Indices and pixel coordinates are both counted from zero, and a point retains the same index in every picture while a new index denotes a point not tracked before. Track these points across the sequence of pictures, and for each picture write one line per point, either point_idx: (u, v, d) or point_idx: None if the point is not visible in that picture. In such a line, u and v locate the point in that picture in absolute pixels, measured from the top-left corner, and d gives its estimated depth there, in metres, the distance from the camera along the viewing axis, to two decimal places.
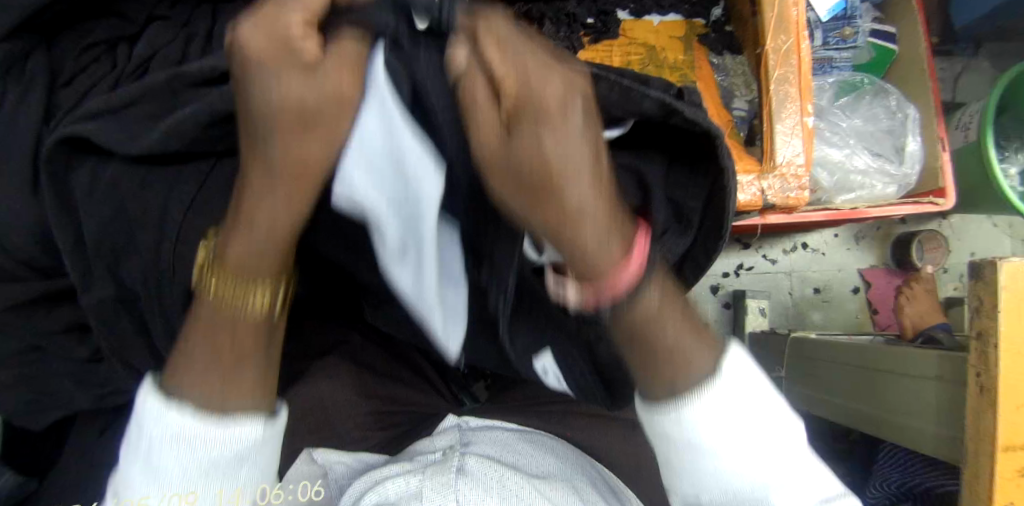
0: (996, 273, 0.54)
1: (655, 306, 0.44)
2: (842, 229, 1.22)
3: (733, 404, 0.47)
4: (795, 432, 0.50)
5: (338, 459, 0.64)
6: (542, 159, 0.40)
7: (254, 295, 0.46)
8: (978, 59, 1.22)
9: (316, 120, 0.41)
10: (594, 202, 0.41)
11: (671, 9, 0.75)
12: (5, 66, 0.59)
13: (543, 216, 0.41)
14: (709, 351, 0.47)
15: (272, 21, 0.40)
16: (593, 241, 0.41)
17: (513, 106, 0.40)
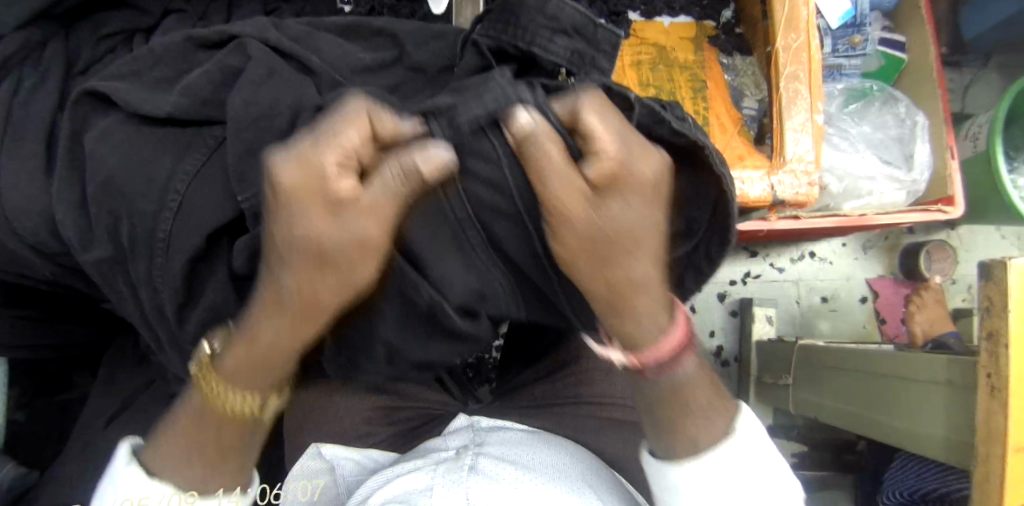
0: (1005, 273, 0.53)
1: (693, 371, 0.48)
2: (850, 239, 1.22)
3: (742, 464, 0.48)
4: (788, 488, 0.51)
5: (346, 455, 0.68)
6: (630, 234, 0.40)
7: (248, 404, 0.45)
8: (986, 71, 1.23)
9: (334, 256, 0.38)
10: (646, 277, 0.42)
11: (683, 12, 0.76)
12: (23, 53, 0.60)
13: (605, 286, 0.42)
14: (724, 411, 0.49)
15: (309, 158, 0.35)
16: (646, 311, 0.43)
17: (610, 191, 0.38)
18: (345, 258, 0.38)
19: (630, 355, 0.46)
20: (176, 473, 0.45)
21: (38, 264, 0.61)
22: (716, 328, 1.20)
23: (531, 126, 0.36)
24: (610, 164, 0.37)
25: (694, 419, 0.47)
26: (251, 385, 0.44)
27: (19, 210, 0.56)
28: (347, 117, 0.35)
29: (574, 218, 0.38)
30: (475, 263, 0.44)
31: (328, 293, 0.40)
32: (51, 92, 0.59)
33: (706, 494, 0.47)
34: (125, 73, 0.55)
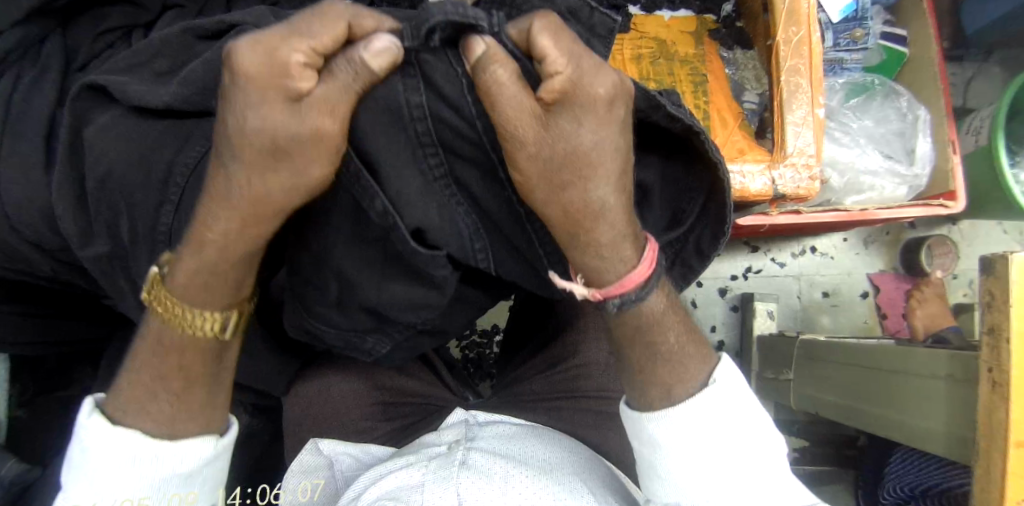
0: (1006, 267, 0.53)
1: (660, 307, 0.48)
2: (851, 234, 1.21)
3: (717, 413, 0.49)
4: (768, 444, 0.52)
5: (344, 450, 0.67)
6: (584, 158, 0.38)
7: (200, 319, 0.47)
8: (989, 65, 1.23)
9: (288, 153, 0.37)
10: (607, 206, 0.41)
11: (683, 5, 0.76)
12: (22, 49, 0.60)
13: (562, 212, 0.41)
14: (701, 361, 0.51)
15: (273, 47, 0.33)
16: (607, 238, 0.42)
17: (563, 111, 0.36)
18: (298, 155, 0.37)
19: (593, 289, 0.45)
20: (146, 418, 0.48)
21: (38, 260, 0.62)
22: (717, 322, 1.20)
23: (488, 48, 0.34)
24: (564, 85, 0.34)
25: (666, 366, 0.49)
26: (206, 302, 0.46)
27: (19, 207, 0.57)
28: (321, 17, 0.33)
29: (525, 138, 0.36)
30: (432, 187, 0.43)
31: (279, 191, 0.39)
32: (50, 88, 0.59)
33: (683, 440, 0.49)
34: (122, 67, 0.55)
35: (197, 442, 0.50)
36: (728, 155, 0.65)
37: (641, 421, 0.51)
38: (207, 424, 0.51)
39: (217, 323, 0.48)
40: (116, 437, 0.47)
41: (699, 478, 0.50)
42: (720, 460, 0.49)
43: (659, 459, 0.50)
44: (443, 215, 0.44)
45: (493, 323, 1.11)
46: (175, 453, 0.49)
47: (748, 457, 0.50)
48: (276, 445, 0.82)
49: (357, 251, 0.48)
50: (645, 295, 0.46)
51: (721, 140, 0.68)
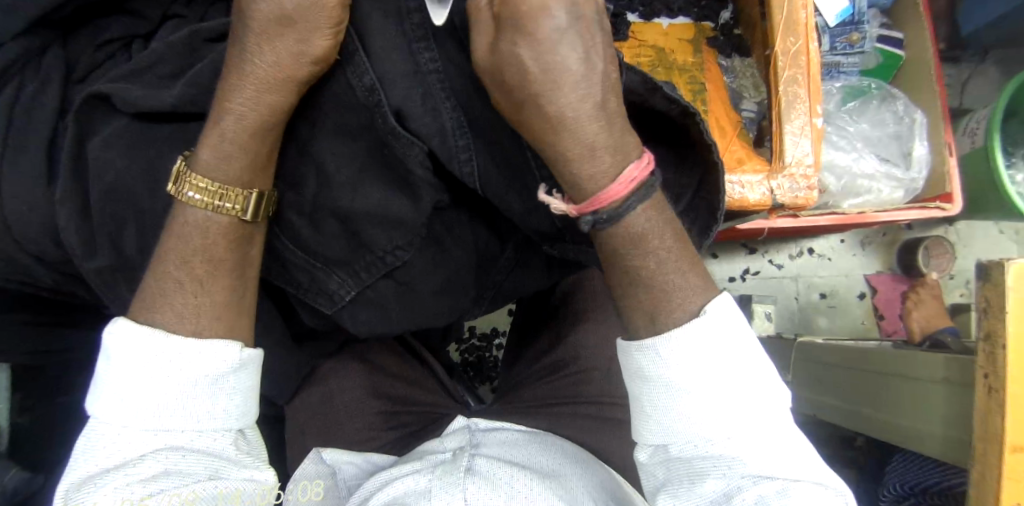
0: (1003, 274, 0.54)
1: (642, 225, 0.43)
2: (848, 235, 1.22)
3: (711, 345, 0.44)
4: (776, 394, 0.47)
5: (348, 459, 0.68)
6: (546, 67, 0.39)
7: (219, 202, 0.46)
8: (984, 66, 1.23)
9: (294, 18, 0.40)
10: (586, 113, 0.40)
11: (681, 13, 0.76)
12: (22, 63, 0.60)
13: (534, 123, 0.41)
14: (701, 287, 0.46)
15: None
16: (579, 151, 0.41)
17: (504, 7, 0.38)
18: (302, 22, 0.40)
19: (568, 203, 0.43)
20: (171, 317, 0.46)
21: (39, 270, 0.62)
22: None
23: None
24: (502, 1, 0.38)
25: (651, 293, 0.45)
26: (227, 178, 0.46)
27: (23, 218, 0.57)
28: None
29: (481, 49, 0.40)
30: (416, 77, 0.43)
31: (285, 57, 0.41)
32: (52, 99, 0.59)
33: (683, 374, 0.44)
34: (124, 79, 0.55)
35: (222, 344, 0.46)
36: (727, 164, 0.66)
37: (630, 352, 0.47)
38: (230, 330, 0.48)
39: (241, 203, 0.47)
40: (141, 338, 0.45)
41: (701, 419, 0.45)
42: (718, 393, 0.44)
43: (649, 393, 0.46)
44: (427, 108, 0.44)
45: (493, 327, 1.11)
46: (199, 354, 0.45)
47: (751, 402, 0.45)
48: (277, 450, 0.82)
49: (338, 141, 0.48)
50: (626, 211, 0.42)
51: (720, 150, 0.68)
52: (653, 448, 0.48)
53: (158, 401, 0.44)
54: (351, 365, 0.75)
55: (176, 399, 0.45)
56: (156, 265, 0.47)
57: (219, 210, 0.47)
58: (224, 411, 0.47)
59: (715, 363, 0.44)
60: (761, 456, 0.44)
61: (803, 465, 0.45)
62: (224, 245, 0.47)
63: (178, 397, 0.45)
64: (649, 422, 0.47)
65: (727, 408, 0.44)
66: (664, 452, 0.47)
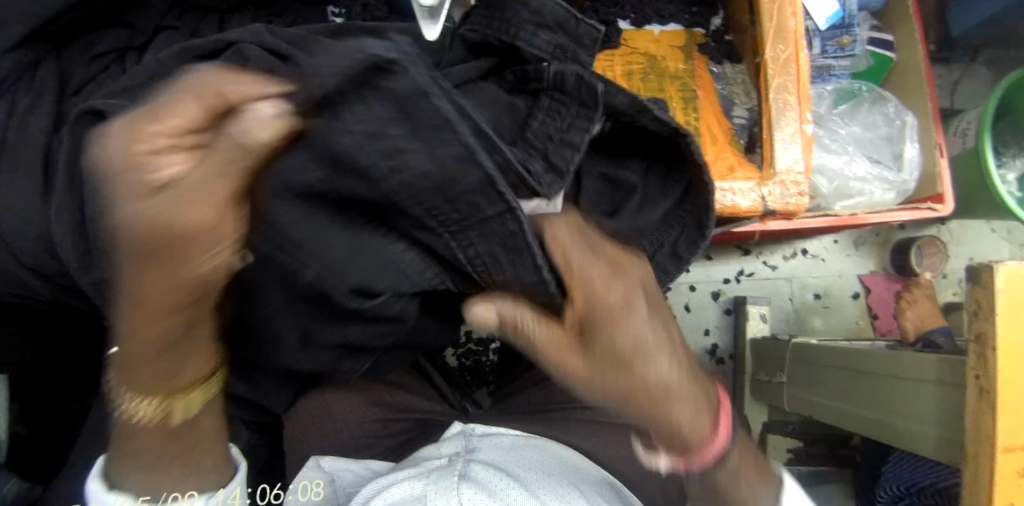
0: (992, 277, 0.54)
1: (737, 459, 0.51)
2: (841, 236, 1.23)
3: None
4: None
5: (344, 466, 0.67)
6: (635, 345, 0.44)
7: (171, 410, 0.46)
8: (975, 66, 1.24)
9: (177, 243, 0.34)
10: (672, 377, 0.45)
11: (672, 20, 0.77)
12: (16, 76, 0.60)
13: (635, 404, 0.45)
14: (768, 488, 0.53)
15: (137, 132, 0.33)
16: (683, 418, 0.46)
17: (584, 322, 0.44)
18: (188, 240, 0.34)
19: (676, 461, 0.49)
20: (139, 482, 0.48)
21: (34, 284, 0.62)
22: (711, 326, 1.21)
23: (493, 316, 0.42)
24: (584, 310, 0.44)
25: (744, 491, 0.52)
26: (157, 386, 0.44)
27: (17, 231, 0.57)
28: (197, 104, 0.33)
29: (571, 367, 0.44)
30: (359, 246, 0.50)
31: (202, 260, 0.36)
32: (46, 112, 0.59)
33: None
34: (118, 93, 0.55)
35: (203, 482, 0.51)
36: (719, 172, 0.66)
37: None
38: (201, 473, 0.51)
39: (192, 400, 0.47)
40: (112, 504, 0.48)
41: None
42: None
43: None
44: (370, 263, 0.51)
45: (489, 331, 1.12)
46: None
47: None
48: (276, 458, 0.82)
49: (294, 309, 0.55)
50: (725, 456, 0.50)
51: (711, 157, 0.68)
52: None
53: None
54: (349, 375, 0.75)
55: None
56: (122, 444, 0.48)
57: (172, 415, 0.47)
58: None
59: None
60: None
61: None
62: (164, 438, 0.47)
63: None
64: None
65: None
66: None
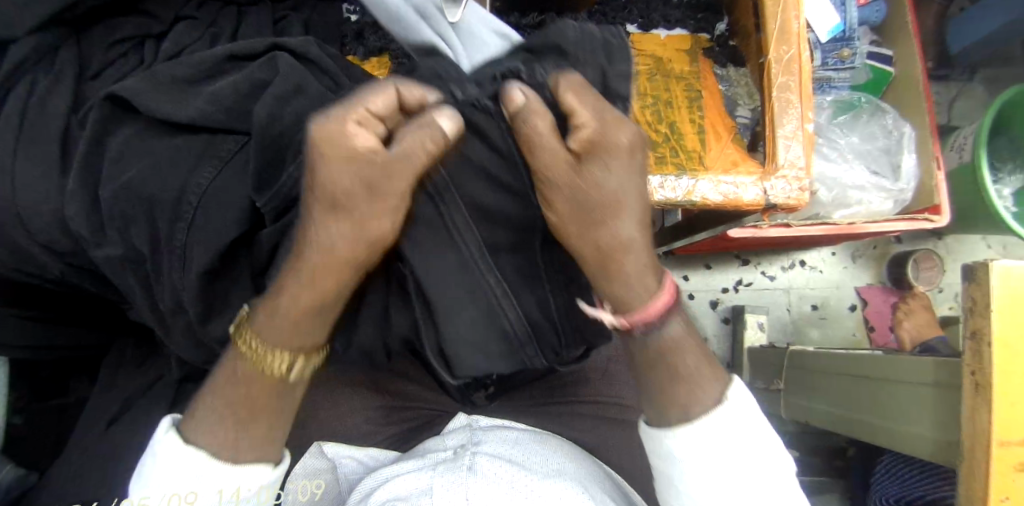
0: (988, 275, 0.55)
1: (678, 332, 0.53)
2: (839, 248, 1.25)
3: (730, 450, 0.52)
4: (782, 464, 0.55)
5: (348, 454, 0.71)
6: (604, 238, 0.49)
7: (274, 360, 0.51)
8: (972, 84, 1.27)
9: (347, 205, 0.45)
10: (639, 236, 0.50)
11: (678, 25, 0.79)
12: (36, 58, 0.61)
13: (589, 252, 0.50)
14: (715, 380, 0.54)
15: (345, 139, 0.43)
16: (633, 268, 0.50)
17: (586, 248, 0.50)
18: (356, 212, 0.45)
19: (620, 317, 0.52)
20: (212, 440, 0.51)
21: (49, 263, 0.62)
22: (708, 334, 1.22)
23: (528, 102, 0.45)
24: (596, 132, 0.47)
25: (683, 386, 0.53)
26: (279, 342, 0.51)
27: (33, 209, 0.57)
28: (377, 87, 0.44)
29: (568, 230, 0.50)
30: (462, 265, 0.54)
31: (343, 241, 0.46)
32: (65, 93, 0.61)
33: (705, 460, 0.52)
34: (140, 81, 0.57)
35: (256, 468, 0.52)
36: (721, 167, 0.68)
37: (661, 440, 0.54)
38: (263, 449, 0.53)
39: (287, 365, 0.52)
40: (188, 456, 0.50)
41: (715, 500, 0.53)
42: (730, 474, 0.52)
43: (670, 471, 0.54)
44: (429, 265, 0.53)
45: None
46: (232, 472, 0.51)
47: (759, 475, 0.53)
48: None
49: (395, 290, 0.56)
50: (664, 324, 0.52)
51: (714, 154, 0.70)
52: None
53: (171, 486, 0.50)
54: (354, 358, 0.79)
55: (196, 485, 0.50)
56: (201, 404, 0.53)
57: (273, 366, 0.51)
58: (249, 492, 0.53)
59: (728, 446, 0.52)
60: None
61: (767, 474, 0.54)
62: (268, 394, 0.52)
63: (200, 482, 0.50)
64: (674, 493, 0.55)
65: (740, 491, 0.53)
66: None
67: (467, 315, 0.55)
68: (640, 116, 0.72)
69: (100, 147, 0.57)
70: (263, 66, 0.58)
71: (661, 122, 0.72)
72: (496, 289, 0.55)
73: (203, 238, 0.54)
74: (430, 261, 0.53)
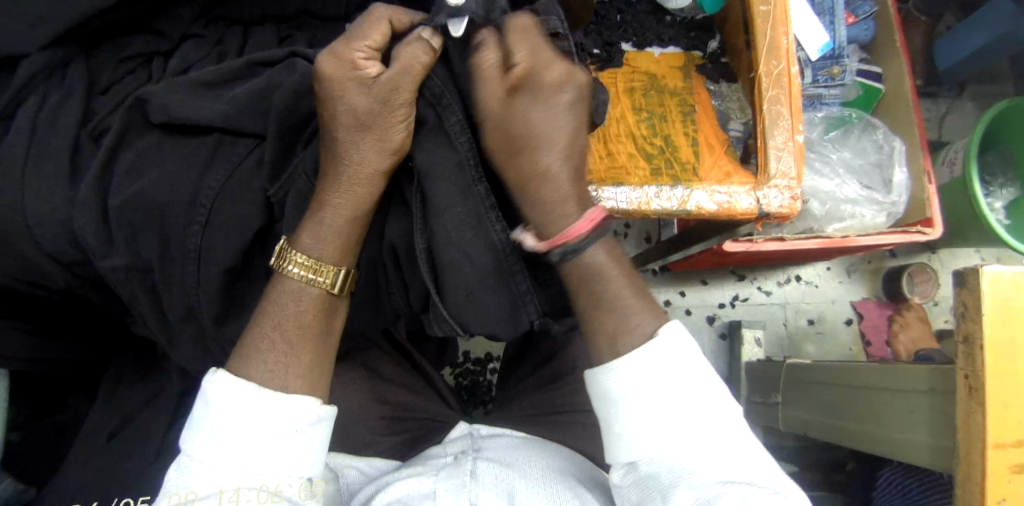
0: (978, 280, 0.56)
1: (600, 258, 0.56)
2: (834, 263, 1.26)
3: (666, 385, 0.53)
4: (730, 417, 0.55)
5: (349, 464, 0.71)
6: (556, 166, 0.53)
7: (321, 275, 0.55)
8: (961, 100, 1.30)
9: (369, 122, 0.52)
10: None
11: (671, 42, 0.81)
12: (48, 74, 0.63)
13: (530, 178, 0.53)
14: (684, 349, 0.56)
15: (344, 65, 0.51)
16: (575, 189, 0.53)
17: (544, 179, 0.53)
18: (376, 126, 0.52)
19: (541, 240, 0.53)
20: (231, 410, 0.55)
21: (58, 272, 0.64)
22: (705, 351, 1.23)
23: (498, 34, 0.53)
24: (529, 67, 0.52)
25: (611, 316, 0.56)
26: (323, 255, 0.55)
27: (46, 217, 0.60)
28: (372, 22, 0.52)
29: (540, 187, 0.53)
30: (463, 167, 0.56)
31: (370, 156, 0.53)
32: (76, 107, 0.63)
33: (642, 399, 0.53)
34: (149, 95, 0.59)
35: (306, 400, 0.54)
36: (716, 178, 0.70)
37: (597, 379, 0.56)
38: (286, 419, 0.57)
39: (333, 279, 0.56)
40: (245, 391, 0.51)
41: (662, 442, 0.53)
42: (671, 419, 0.53)
43: (611, 414, 0.55)
44: (439, 158, 0.55)
45: (486, 351, 1.09)
46: (288, 408, 0.52)
47: (707, 427, 0.53)
48: None
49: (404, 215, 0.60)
50: (586, 246, 0.54)
51: (708, 165, 0.72)
52: (622, 466, 0.56)
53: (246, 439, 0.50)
54: (355, 373, 0.79)
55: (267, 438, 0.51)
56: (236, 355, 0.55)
57: (320, 283, 0.56)
58: (312, 443, 0.54)
59: (665, 384, 0.53)
60: (715, 466, 0.51)
61: (714, 420, 0.53)
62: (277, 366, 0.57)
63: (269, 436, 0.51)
64: (617, 442, 0.55)
65: (684, 428, 0.52)
66: (635, 470, 0.54)
67: (461, 215, 0.55)
68: (635, 130, 0.74)
69: (111, 158, 0.59)
70: (269, 75, 0.59)
71: (655, 135, 0.74)
72: (486, 200, 0.56)
73: (220, 237, 0.58)
74: (433, 150, 0.55)
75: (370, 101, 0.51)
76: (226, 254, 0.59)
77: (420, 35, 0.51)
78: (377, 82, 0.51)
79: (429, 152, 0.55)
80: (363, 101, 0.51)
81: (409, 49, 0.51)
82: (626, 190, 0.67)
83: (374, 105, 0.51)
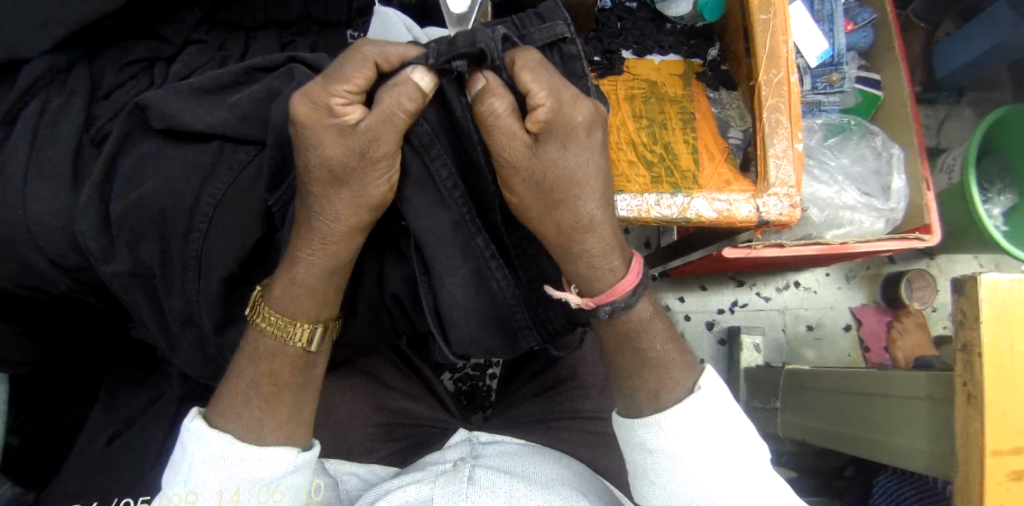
0: (976, 288, 0.57)
1: (646, 314, 0.56)
2: (833, 269, 1.26)
3: (706, 437, 0.55)
4: (760, 460, 0.57)
5: (349, 470, 0.71)
6: (573, 215, 0.51)
7: (294, 330, 0.56)
8: (959, 106, 1.31)
9: (345, 178, 0.49)
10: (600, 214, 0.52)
11: (672, 50, 0.82)
12: (49, 79, 0.63)
13: (556, 226, 0.52)
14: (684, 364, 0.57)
15: (322, 109, 0.47)
16: (598, 248, 0.53)
17: (558, 228, 0.52)
18: (353, 182, 0.49)
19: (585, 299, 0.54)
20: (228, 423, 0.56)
21: (58, 277, 0.64)
22: (705, 356, 1.23)
23: (487, 84, 0.47)
24: (552, 111, 0.47)
25: (652, 370, 0.56)
26: (299, 312, 0.55)
27: (46, 223, 0.60)
28: (354, 62, 0.47)
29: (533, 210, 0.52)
30: (457, 227, 0.56)
31: (346, 211, 0.51)
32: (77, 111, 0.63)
33: (683, 451, 0.54)
34: (150, 100, 0.59)
35: (282, 450, 0.55)
36: (715, 186, 0.71)
37: (634, 428, 0.57)
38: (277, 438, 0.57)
39: (307, 336, 0.56)
40: (218, 442, 0.53)
41: (699, 490, 0.54)
42: (711, 468, 0.54)
43: (648, 463, 0.56)
44: (432, 224, 0.55)
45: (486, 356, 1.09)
46: (262, 459, 0.54)
47: (744, 475, 0.55)
48: None
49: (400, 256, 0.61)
50: (633, 302, 0.54)
51: (708, 173, 0.73)
52: None
53: (219, 489, 0.52)
54: (355, 379, 0.80)
55: (242, 486, 0.53)
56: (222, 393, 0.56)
57: (294, 338, 0.56)
58: (290, 485, 0.55)
59: (706, 436, 0.55)
60: None
61: (750, 468, 0.56)
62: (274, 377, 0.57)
63: (244, 485, 0.53)
64: (653, 488, 0.56)
65: (723, 476, 0.54)
66: None
67: (462, 274, 0.58)
68: (635, 137, 0.75)
69: (111, 164, 0.59)
70: (270, 80, 0.59)
71: (656, 143, 0.74)
72: (485, 253, 0.57)
73: (221, 244, 0.59)
74: (426, 215, 0.55)
75: (348, 155, 0.48)
76: (227, 262, 0.59)
77: (400, 88, 0.46)
78: (358, 134, 0.47)
79: (418, 211, 0.55)
80: (343, 151, 0.48)
81: (392, 101, 0.46)
82: (626, 197, 0.67)
83: (357, 157, 0.48)
